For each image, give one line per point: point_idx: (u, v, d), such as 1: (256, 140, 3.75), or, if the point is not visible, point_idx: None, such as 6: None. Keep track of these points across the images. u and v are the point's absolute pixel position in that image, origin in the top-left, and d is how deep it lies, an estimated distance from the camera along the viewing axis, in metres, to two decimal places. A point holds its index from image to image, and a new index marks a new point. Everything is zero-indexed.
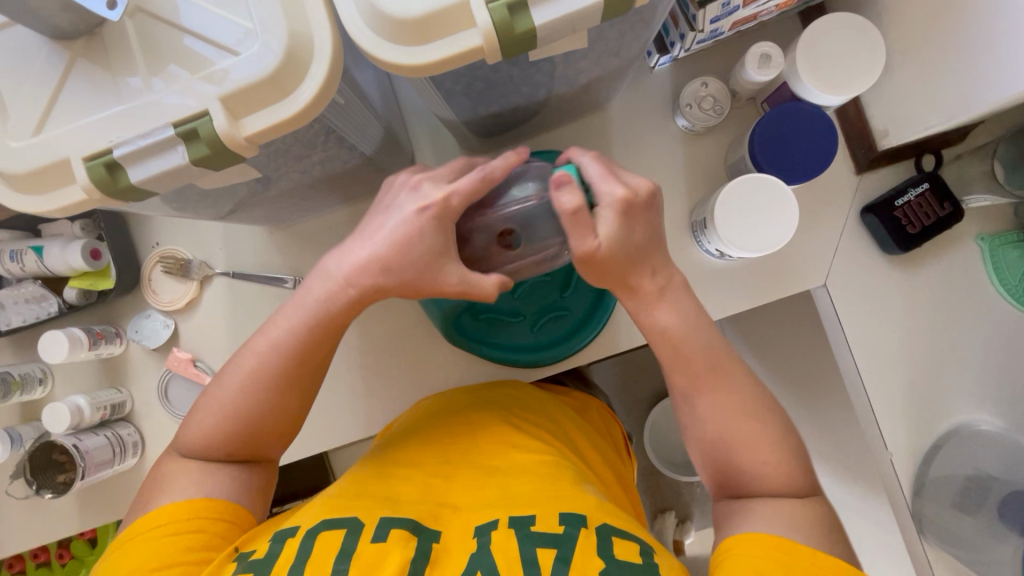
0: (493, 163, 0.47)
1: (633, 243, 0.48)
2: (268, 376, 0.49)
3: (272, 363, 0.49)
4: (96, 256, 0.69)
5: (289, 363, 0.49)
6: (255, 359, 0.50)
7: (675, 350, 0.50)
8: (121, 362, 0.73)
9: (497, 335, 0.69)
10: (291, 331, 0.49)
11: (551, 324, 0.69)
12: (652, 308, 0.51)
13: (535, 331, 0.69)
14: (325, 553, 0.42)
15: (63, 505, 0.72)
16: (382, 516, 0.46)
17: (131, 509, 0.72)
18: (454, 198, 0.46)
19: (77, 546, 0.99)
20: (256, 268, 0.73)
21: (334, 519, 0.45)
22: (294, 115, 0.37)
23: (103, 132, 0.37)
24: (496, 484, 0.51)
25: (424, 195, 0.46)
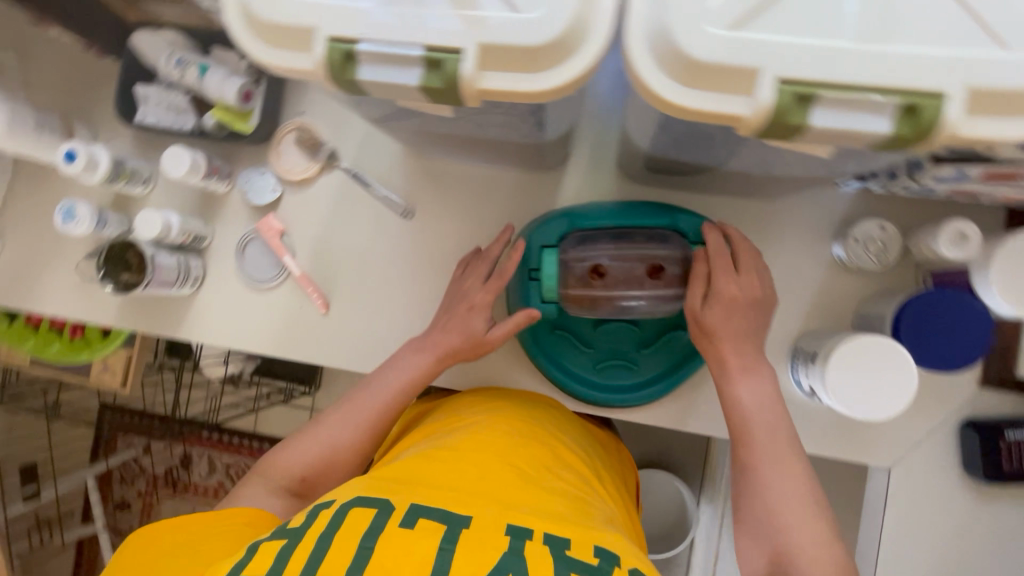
0: (506, 269, 0.61)
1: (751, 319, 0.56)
2: (364, 423, 0.60)
3: (365, 413, 0.60)
4: (247, 98, 0.70)
5: (376, 419, 0.60)
6: (342, 415, 0.60)
7: (750, 420, 0.53)
8: (219, 201, 0.74)
9: (562, 356, 0.67)
10: (377, 401, 0.60)
11: (614, 370, 0.66)
12: (734, 378, 0.54)
13: (595, 369, 0.67)
14: (355, 529, 0.43)
15: (111, 299, 0.74)
16: (412, 503, 0.46)
17: (168, 332, 0.75)
18: (484, 296, 0.62)
19: (91, 329, 1.03)
20: (377, 180, 0.73)
21: (368, 498, 0.46)
22: (535, 91, 0.37)
23: (356, 20, 0.37)
24: (527, 490, 0.50)
25: (467, 297, 0.63)
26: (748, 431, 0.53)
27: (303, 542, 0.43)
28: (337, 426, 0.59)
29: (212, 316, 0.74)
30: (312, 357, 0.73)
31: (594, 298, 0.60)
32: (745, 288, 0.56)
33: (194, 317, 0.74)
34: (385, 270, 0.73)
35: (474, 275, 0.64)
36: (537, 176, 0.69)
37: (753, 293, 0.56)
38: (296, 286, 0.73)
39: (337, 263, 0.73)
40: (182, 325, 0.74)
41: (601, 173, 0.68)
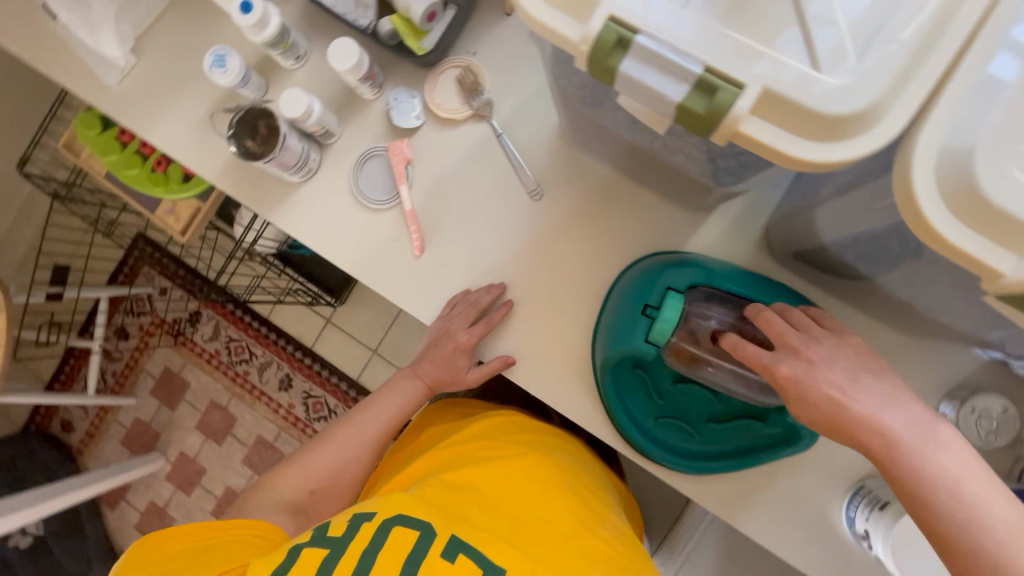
0: (493, 317, 0.67)
1: (828, 362, 0.50)
2: (348, 450, 0.67)
3: (349, 438, 0.68)
4: (430, 19, 0.66)
5: (358, 448, 0.68)
6: (329, 446, 0.67)
7: (956, 501, 0.43)
8: (359, 106, 0.72)
9: (629, 397, 0.65)
10: (355, 428, 0.69)
11: (676, 429, 0.65)
12: (905, 448, 0.46)
13: (658, 422, 0.65)
14: (398, 552, 0.50)
15: (220, 157, 0.73)
16: (454, 534, 0.52)
17: (260, 211, 0.73)
18: (471, 339, 0.67)
19: (173, 169, 1.02)
20: (519, 148, 0.70)
21: (410, 519, 0.53)
22: (793, 157, 0.34)
23: (646, 13, 0.34)
24: (560, 546, 0.55)
25: (452, 337, 0.68)
26: (975, 513, 0.43)
27: (349, 552, 0.50)
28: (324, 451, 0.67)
29: (306, 212, 0.73)
30: (387, 290, 0.72)
31: (699, 357, 0.59)
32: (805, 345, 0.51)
33: (289, 207, 0.73)
34: (490, 239, 0.70)
35: (459, 317, 0.68)
36: (679, 213, 0.66)
37: (793, 336, 0.52)
38: (401, 219, 0.71)
39: (446, 213, 0.71)
40: (275, 209, 0.73)
41: (741, 234, 0.66)
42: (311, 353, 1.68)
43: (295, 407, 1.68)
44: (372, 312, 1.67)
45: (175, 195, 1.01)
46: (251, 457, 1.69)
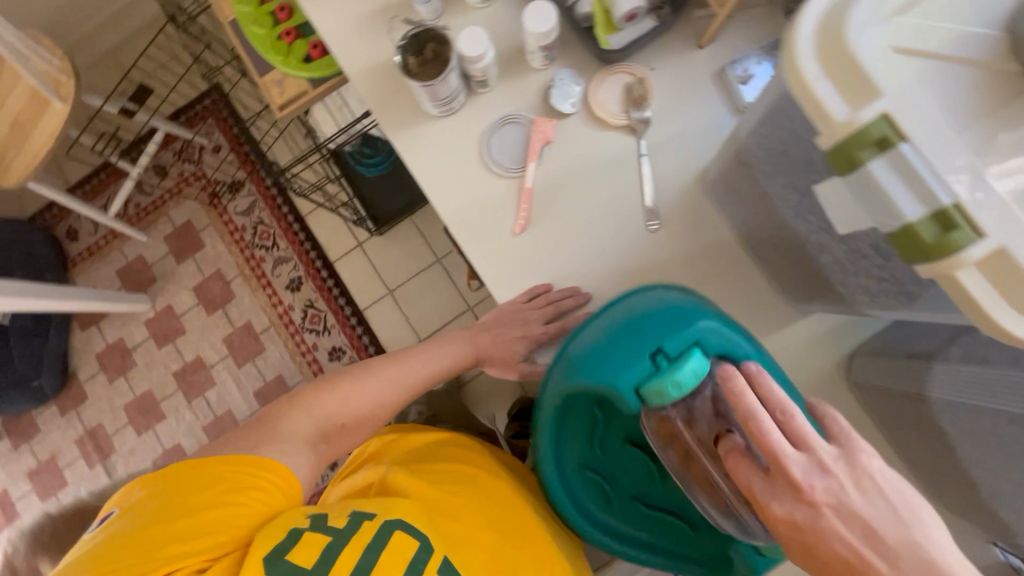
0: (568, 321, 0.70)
1: (852, 509, 0.42)
2: (378, 392, 0.71)
3: (386, 383, 0.72)
4: (629, 19, 0.65)
5: (386, 395, 0.72)
6: (359, 387, 0.71)
7: None
8: (523, 70, 0.71)
9: (564, 451, 0.72)
10: (392, 375, 0.73)
11: (594, 488, 0.73)
12: None
13: (581, 473, 0.72)
14: (399, 556, 0.60)
15: (372, 58, 0.72)
16: (445, 553, 0.63)
17: (387, 126, 0.72)
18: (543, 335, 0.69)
19: (299, 44, 1.01)
20: (655, 175, 0.69)
21: (409, 528, 0.63)
22: (993, 320, 0.34)
23: (918, 126, 0.34)
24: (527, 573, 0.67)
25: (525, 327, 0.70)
26: None
27: (351, 545, 0.59)
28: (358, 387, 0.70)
29: (430, 148, 0.72)
30: (472, 253, 0.70)
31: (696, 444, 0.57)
32: (810, 477, 0.43)
33: (416, 135, 0.72)
34: (590, 248, 0.69)
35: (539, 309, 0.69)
36: (779, 304, 0.66)
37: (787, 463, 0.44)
38: (515, 192, 0.70)
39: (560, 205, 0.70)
40: (402, 131, 0.72)
41: (828, 348, 0.66)
42: (330, 267, 1.67)
43: (293, 310, 1.67)
44: (404, 255, 1.66)
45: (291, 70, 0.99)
46: (233, 338, 1.68)
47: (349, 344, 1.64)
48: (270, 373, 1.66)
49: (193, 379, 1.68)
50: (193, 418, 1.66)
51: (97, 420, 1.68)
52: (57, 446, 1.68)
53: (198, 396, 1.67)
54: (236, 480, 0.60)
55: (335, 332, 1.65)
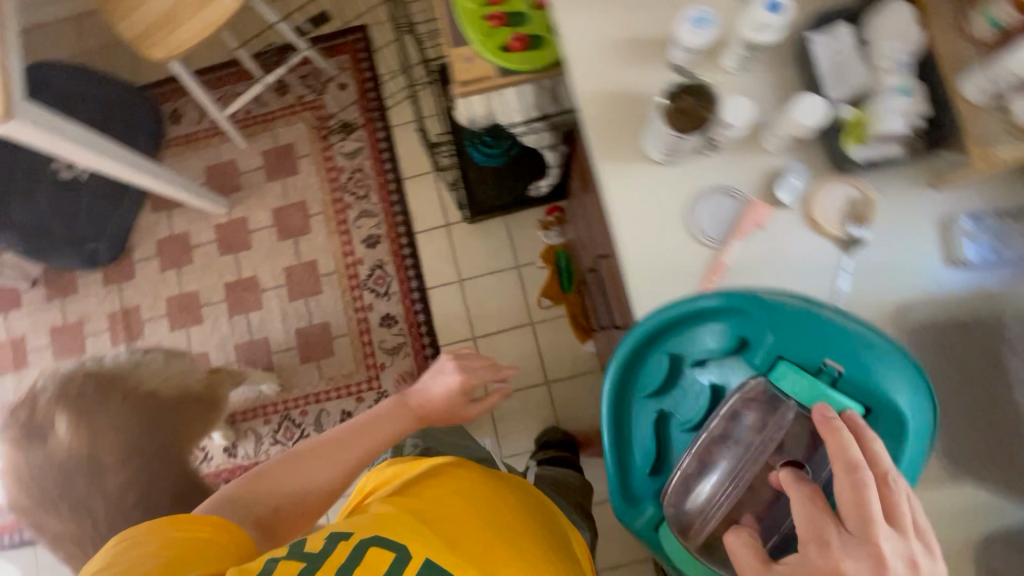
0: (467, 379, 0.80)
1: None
2: (316, 447, 0.73)
3: (311, 450, 0.73)
4: (883, 139, 0.65)
5: (330, 442, 0.73)
6: (286, 463, 0.72)
7: None
8: (754, 149, 0.70)
9: (707, 318, 0.66)
10: (322, 439, 0.74)
11: (664, 373, 0.67)
12: None
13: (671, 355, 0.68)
14: (379, 563, 0.59)
15: (611, 87, 0.73)
16: (427, 558, 0.61)
17: (600, 155, 0.73)
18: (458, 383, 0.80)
19: (502, 31, 1.01)
20: (849, 296, 0.67)
21: (388, 539, 0.61)
22: None
23: None
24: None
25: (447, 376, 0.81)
26: None
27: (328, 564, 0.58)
28: (286, 462, 0.72)
29: (635, 189, 0.71)
30: (644, 304, 0.69)
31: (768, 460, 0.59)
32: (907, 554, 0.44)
33: (626, 173, 0.71)
34: None
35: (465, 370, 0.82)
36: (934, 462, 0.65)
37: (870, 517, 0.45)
38: (705, 262, 0.69)
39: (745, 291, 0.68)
40: (615, 166, 0.72)
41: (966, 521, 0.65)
42: (411, 236, 1.66)
43: (361, 265, 1.65)
44: (485, 249, 1.65)
45: (486, 53, 1.00)
46: (294, 270, 1.66)
47: (402, 316, 1.63)
48: (318, 317, 1.64)
49: (242, 295, 1.66)
50: (229, 333, 1.65)
51: (136, 301, 1.67)
52: (89, 312, 1.66)
53: (241, 313, 1.65)
54: (207, 527, 0.62)
55: (393, 300, 1.64)
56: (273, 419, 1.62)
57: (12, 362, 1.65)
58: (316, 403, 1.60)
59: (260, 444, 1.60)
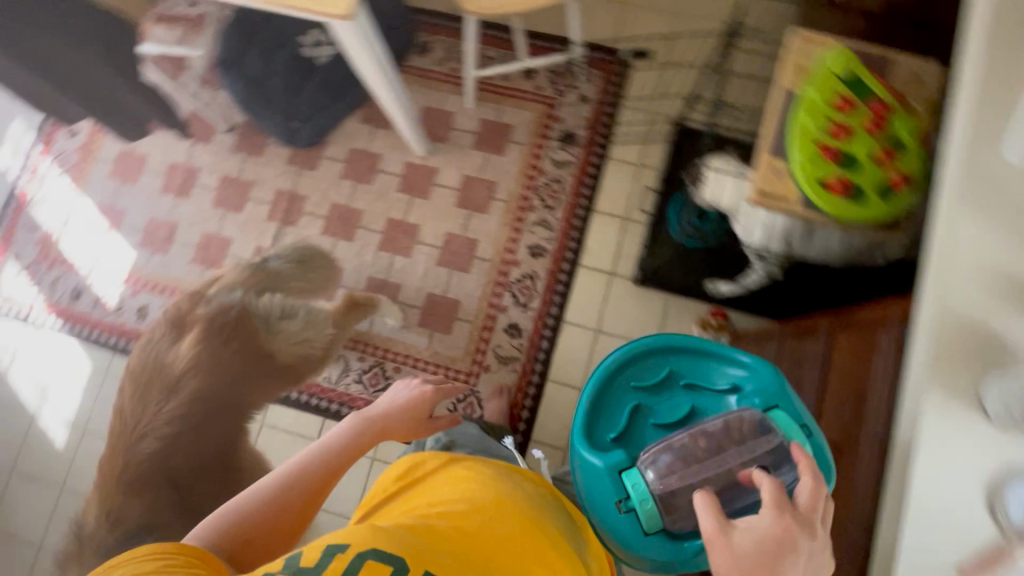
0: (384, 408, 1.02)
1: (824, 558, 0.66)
2: (281, 477, 0.85)
3: (283, 479, 0.85)
4: None
5: (292, 472, 0.86)
6: (255, 493, 0.83)
7: None
8: None
9: (704, 362, 1.15)
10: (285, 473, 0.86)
11: (662, 377, 1.15)
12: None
13: (666, 367, 1.16)
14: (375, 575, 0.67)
15: (980, 319, 0.69)
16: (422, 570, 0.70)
17: (934, 378, 0.68)
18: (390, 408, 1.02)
19: (831, 165, 0.96)
20: None
21: (383, 554, 0.69)
22: None
23: None
24: None
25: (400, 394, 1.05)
26: None
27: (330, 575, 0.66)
28: (264, 487, 0.84)
29: (955, 432, 0.67)
30: (909, 544, 0.65)
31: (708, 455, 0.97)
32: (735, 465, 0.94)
33: (953, 411, 0.67)
34: None
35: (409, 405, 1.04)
36: None
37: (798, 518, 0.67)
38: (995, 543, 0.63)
39: None
40: (944, 397, 0.67)
41: None
42: (574, 265, 1.63)
43: (516, 267, 1.64)
44: (634, 315, 1.60)
45: (804, 179, 0.96)
46: (453, 239, 1.66)
47: (529, 333, 1.61)
48: (453, 292, 1.64)
49: (397, 237, 1.68)
50: (369, 264, 1.66)
51: (306, 192, 1.71)
52: (262, 179, 1.72)
53: (388, 252, 1.67)
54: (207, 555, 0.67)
55: (529, 314, 1.61)
56: (367, 358, 1.62)
57: (178, 189, 1.72)
58: (412, 366, 1.60)
59: (345, 374, 1.61)
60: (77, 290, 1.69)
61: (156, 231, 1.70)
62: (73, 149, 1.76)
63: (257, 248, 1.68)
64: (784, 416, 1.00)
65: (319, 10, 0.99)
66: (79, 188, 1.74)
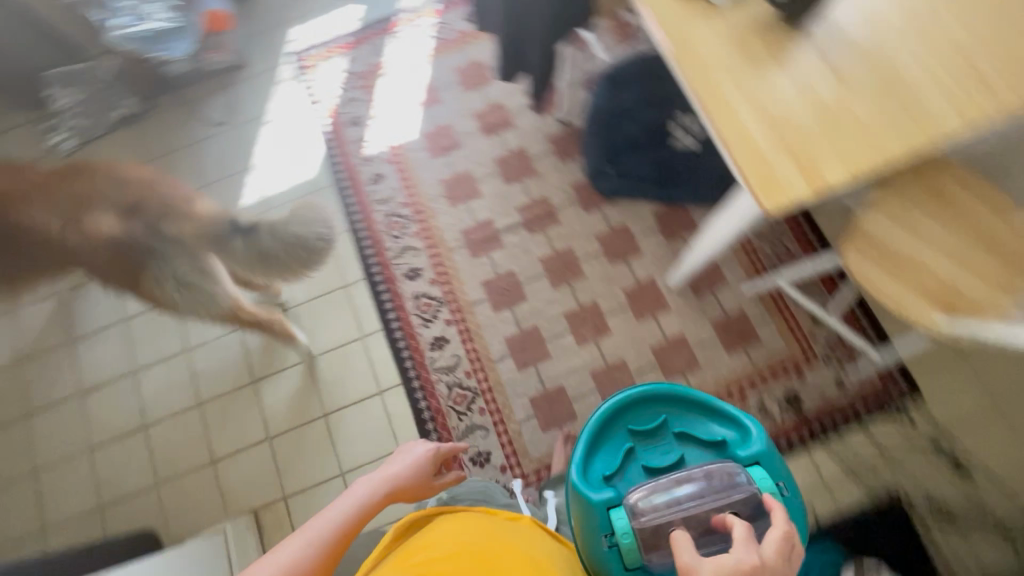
0: (397, 464, 1.04)
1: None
2: (323, 537, 0.85)
3: (325, 533, 0.85)
4: None
5: (335, 533, 0.86)
6: (290, 547, 0.82)
7: None
8: None
9: (697, 428, 1.15)
10: (325, 529, 0.86)
11: (652, 422, 1.16)
12: None
13: (661, 414, 1.17)
14: None
15: None
16: None
17: None
18: (407, 466, 1.04)
19: None
20: None
21: None
22: None
23: None
24: None
25: (416, 452, 1.08)
26: None
27: None
28: (300, 543, 0.83)
29: None
30: None
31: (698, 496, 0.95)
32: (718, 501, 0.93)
33: None
34: None
35: (431, 463, 1.08)
36: None
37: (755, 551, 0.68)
38: None
39: None
40: None
41: None
42: None
43: None
44: None
45: None
46: (621, 368, 1.57)
47: None
48: (578, 405, 1.55)
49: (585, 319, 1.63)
50: (545, 316, 1.63)
51: (562, 218, 1.70)
52: (545, 178, 1.74)
53: (568, 323, 1.62)
54: None
55: None
56: (471, 379, 1.59)
57: (486, 123, 1.79)
58: (492, 423, 1.55)
59: (445, 371, 1.59)
60: (357, 118, 1.83)
61: (442, 136, 1.79)
62: (454, 29, 1.89)
63: (488, 220, 1.72)
64: (764, 475, 1.00)
65: (754, 184, 0.92)
66: (430, 55, 1.87)
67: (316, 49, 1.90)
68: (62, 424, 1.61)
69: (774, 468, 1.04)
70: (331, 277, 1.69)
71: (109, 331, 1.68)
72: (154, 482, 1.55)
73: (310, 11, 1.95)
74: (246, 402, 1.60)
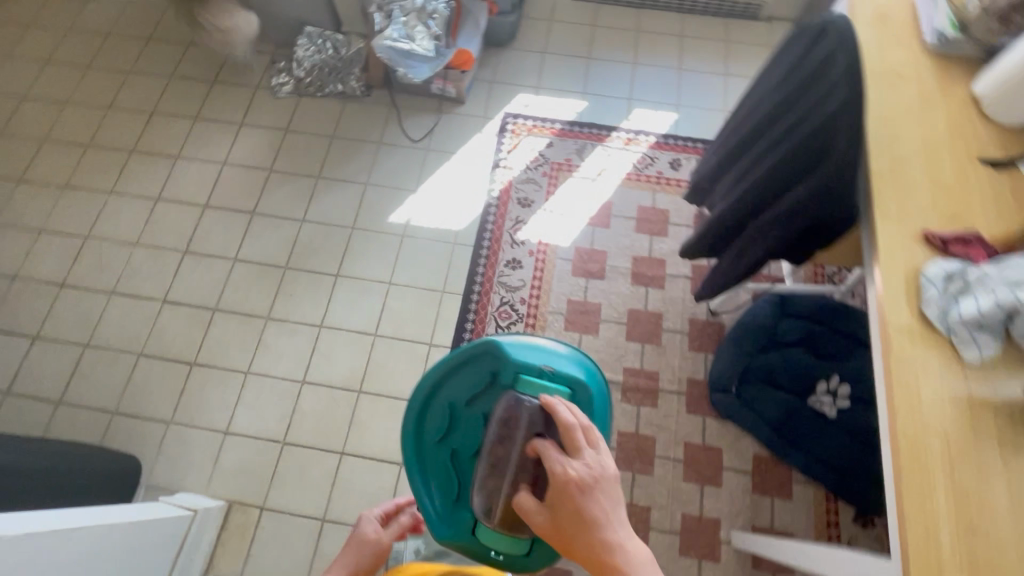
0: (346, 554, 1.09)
1: (594, 476, 0.78)
2: None
3: None
4: None
5: None
6: None
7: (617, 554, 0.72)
8: None
9: (459, 402, 1.17)
10: None
11: (445, 416, 1.18)
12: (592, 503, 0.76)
13: (446, 405, 1.18)
14: None
15: None
16: None
17: None
18: (360, 544, 1.10)
19: None
20: None
21: None
22: None
23: None
24: None
25: (366, 526, 1.13)
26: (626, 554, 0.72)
27: None
28: None
29: None
30: None
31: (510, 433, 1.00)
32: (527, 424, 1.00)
33: None
34: None
35: (366, 535, 1.11)
36: None
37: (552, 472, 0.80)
38: None
39: None
40: None
41: None
42: None
43: None
44: None
45: None
46: None
47: None
48: None
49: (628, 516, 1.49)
50: None
51: (661, 403, 1.59)
52: (666, 354, 1.64)
53: None
54: None
55: None
56: None
57: (639, 271, 1.73)
58: None
59: None
60: (526, 200, 1.83)
61: (593, 260, 1.75)
62: (657, 169, 1.88)
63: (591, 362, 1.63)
64: (530, 382, 1.07)
65: None
66: (623, 180, 1.86)
67: (528, 121, 1.94)
68: (133, 317, 1.67)
69: (541, 367, 1.10)
70: (421, 327, 1.66)
71: (216, 261, 1.74)
72: (169, 419, 1.56)
73: (542, 84, 2.01)
74: (284, 396, 1.58)
